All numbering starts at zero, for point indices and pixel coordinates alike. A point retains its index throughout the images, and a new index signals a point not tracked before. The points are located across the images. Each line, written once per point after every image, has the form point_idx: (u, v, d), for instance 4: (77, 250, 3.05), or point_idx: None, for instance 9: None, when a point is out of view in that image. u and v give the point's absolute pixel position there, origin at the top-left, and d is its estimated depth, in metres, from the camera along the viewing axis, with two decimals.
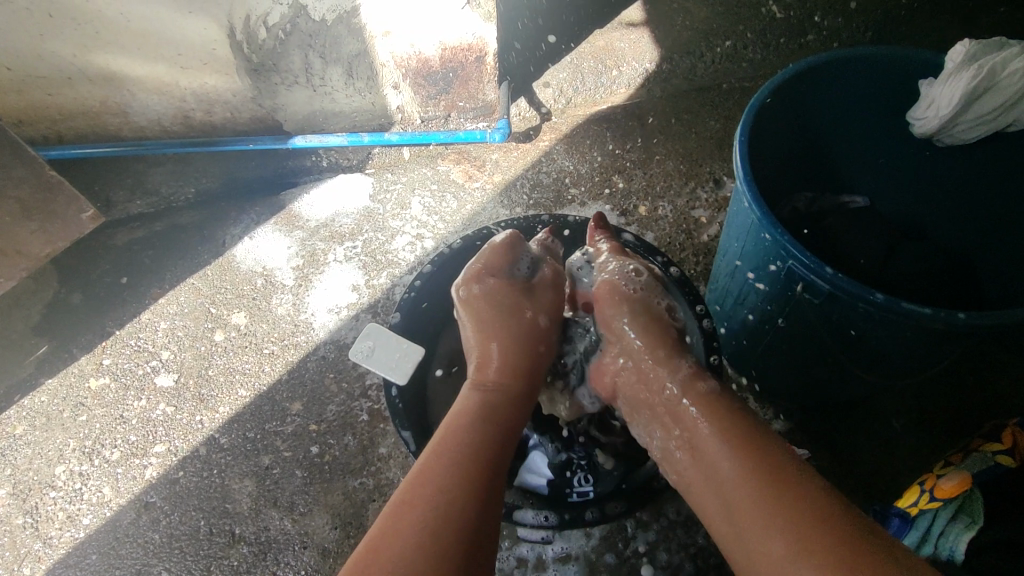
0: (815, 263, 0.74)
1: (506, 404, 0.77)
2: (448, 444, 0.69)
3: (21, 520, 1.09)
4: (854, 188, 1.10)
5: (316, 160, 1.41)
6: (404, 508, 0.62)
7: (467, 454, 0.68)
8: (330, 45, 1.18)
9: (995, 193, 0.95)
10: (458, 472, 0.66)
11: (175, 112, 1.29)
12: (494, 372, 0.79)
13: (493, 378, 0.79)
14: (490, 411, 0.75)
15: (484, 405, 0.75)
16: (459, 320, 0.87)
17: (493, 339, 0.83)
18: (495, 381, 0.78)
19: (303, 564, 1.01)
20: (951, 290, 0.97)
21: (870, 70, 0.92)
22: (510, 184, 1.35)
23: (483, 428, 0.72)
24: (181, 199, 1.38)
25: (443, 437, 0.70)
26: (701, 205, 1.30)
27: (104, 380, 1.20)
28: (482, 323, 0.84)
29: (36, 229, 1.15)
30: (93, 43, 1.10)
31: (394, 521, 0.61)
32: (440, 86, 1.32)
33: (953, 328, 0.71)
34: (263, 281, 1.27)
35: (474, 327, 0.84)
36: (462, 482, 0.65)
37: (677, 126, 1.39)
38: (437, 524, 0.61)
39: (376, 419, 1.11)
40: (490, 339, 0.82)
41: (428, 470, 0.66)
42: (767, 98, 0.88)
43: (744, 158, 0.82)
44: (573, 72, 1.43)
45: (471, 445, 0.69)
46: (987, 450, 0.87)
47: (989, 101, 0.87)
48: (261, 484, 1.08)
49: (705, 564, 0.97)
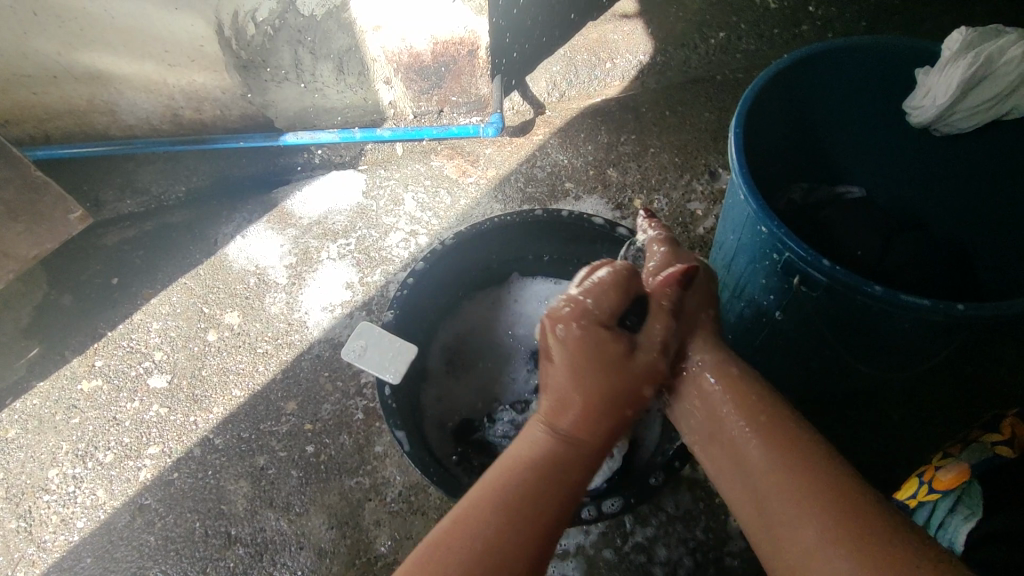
0: (812, 255, 0.74)
1: (573, 466, 0.62)
2: (525, 466, 0.60)
3: (15, 525, 1.08)
4: (851, 180, 1.09)
5: (308, 157, 1.40)
6: (459, 531, 0.55)
7: (534, 488, 0.59)
8: (321, 40, 1.16)
9: (994, 181, 0.95)
10: (525, 503, 0.57)
11: (164, 110, 1.27)
12: (568, 422, 0.65)
13: (569, 428, 0.64)
14: (560, 475, 0.61)
15: (556, 464, 0.61)
16: (545, 357, 0.70)
17: (563, 378, 0.67)
18: (572, 435, 0.64)
19: (300, 565, 1.01)
20: (948, 281, 0.96)
21: (866, 59, 0.91)
22: (505, 179, 1.34)
23: (561, 474, 0.60)
24: (171, 198, 1.37)
25: (512, 463, 0.61)
26: (697, 198, 1.29)
27: (96, 382, 1.18)
28: (580, 375, 0.66)
29: (23, 231, 1.14)
30: (78, 41, 1.08)
31: (447, 546, 0.53)
32: (432, 81, 1.30)
33: (951, 319, 0.70)
34: (256, 279, 1.26)
35: (570, 373, 0.67)
36: (513, 539, 0.54)
37: (672, 119, 1.38)
38: (497, 535, 0.54)
39: (372, 417, 1.10)
40: (573, 390, 0.66)
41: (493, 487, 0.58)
42: (761, 89, 0.87)
43: (740, 150, 0.81)
44: (567, 65, 1.41)
45: (536, 480, 0.59)
46: (985, 440, 0.86)
47: (984, 91, 0.87)
48: (257, 484, 1.07)
49: (705, 558, 0.96)
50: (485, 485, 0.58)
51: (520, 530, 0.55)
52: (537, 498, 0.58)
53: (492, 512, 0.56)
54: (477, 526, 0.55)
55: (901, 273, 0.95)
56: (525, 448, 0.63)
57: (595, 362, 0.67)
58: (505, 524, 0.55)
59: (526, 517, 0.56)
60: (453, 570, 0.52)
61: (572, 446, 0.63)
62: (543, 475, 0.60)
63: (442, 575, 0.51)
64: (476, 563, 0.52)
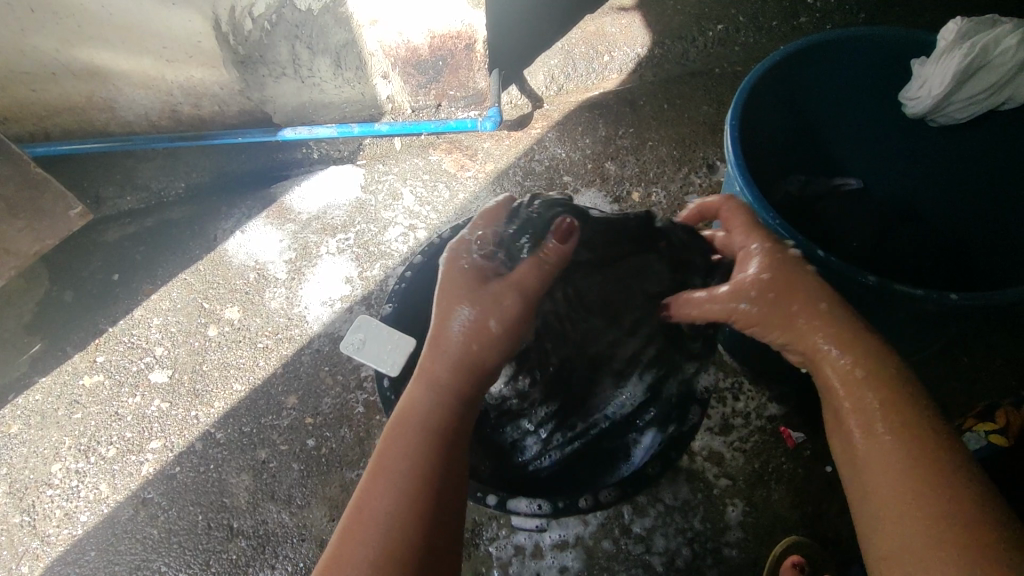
0: (807, 246, 0.74)
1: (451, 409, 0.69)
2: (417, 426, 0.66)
3: (18, 519, 1.09)
4: (847, 170, 1.09)
5: (307, 153, 1.40)
6: (368, 502, 0.61)
7: (428, 447, 0.65)
8: (318, 35, 1.16)
9: (988, 172, 0.95)
10: (422, 465, 0.63)
11: (163, 106, 1.27)
12: (444, 372, 0.70)
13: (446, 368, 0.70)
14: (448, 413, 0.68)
15: (444, 403, 0.69)
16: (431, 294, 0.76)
17: (455, 323, 0.71)
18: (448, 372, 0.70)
19: (302, 557, 1.02)
20: (946, 271, 0.97)
21: (861, 49, 0.92)
22: (503, 173, 1.34)
23: (442, 416, 0.68)
24: (171, 194, 1.37)
25: (400, 424, 0.67)
26: (695, 190, 1.29)
27: (98, 377, 1.19)
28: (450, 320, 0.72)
29: (25, 228, 1.14)
30: (75, 37, 1.08)
31: (367, 494, 0.62)
32: (429, 75, 1.30)
33: (945, 309, 0.71)
34: (256, 275, 1.27)
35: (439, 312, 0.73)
36: (420, 473, 0.63)
37: (670, 111, 1.38)
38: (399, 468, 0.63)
39: (372, 410, 1.11)
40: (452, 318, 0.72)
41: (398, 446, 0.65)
42: (759, 81, 0.87)
43: (736, 142, 0.82)
44: (565, 58, 1.41)
45: (429, 430, 0.66)
46: (979, 429, 0.86)
47: (980, 82, 0.87)
48: (258, 477, 1.08)
49: (702, 548, 0.97)
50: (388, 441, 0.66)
51: (425, 490, 0.62)
52: (433, 430, 0.67)
53: (394, 479, 0.62)
54: (389, 492, 0.61)
55: None
56: (409, 401, 0.69)
57: (466, 305, 0.72)
58: (409, 486, 0.62)
59: (421, 450, 0.65)
60: (372, 523, 0.59)
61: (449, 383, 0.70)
62: (433, 416, 0.68)
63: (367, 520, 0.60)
64: (395, 501, 0.61)
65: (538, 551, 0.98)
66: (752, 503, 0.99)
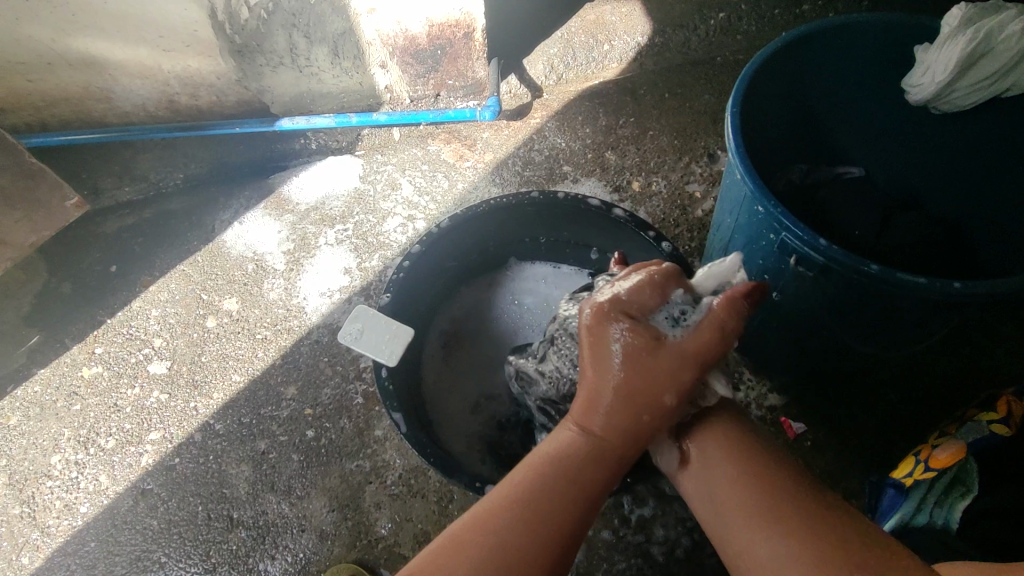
0: (808, 234, 0.73)
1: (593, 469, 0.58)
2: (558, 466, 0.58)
3: (19, 510, 1.09)
4: (850, 158, 1.08)
5: (305, 143, 1.39)
6: (470, 530, 0.54)
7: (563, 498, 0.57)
8: (315, 24, 1.15)
9: (991, 160, 0.94)
10: (548, 527, 0.55)
11: (160, 96, 1.26)
12: (600, 431, 0.59)
13: (604, 429, 0.59)
14: (596, 483, 0.58)
15: (591, 472, 0.58)
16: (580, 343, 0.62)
17: (613, 381, 0.59)
18: (605, 435, 0.59)
19: (302, 547, 1.02)
20: (948, 259, 0.96)
21: (867, 35, 0.90)
22: (502, 163, 1.33)
23: (590, 475, 0.58)
24: (169, 185, 1.37)
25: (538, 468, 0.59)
26: (696, 179, 1.28)
27: (97, 369, 1.19)
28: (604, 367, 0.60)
29: (22, 219, 1.14)
30: (71, 26, 1.07)
31: (475, 528, 0.54)
32: (428, 64, 1.29)
33: (947, 298, 0.70)
34: (254, 266, 1.26)
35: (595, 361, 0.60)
36: (539, 532, 0.54)
37: (670, 100, 1.37)
38: (528, 515, 0.55)
39: (371, 401, 1.11)
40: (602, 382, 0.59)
41: (519, 496, 0.56)
42: (761, 68, 0.86)
43: (737, 130, 0.80)
44: (564, 47, 1.40)
45: (568, 490, 0.57)
46: (982, 418, 0.85)
47: (982, 69, 0.86)
48: (258, 468, 1.08)
49: (702, 537, 0.97)
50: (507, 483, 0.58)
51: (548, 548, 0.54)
52: (575, 493, 0.57)
53: (511, 519, 0.55)
54: (507, 536, 0.54)
55: (902, 253, 0.95)
56: (556, 447, 0.59)
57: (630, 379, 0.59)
58: (523, 539, 0.54)
59: (547, 519, 0.55)
60: (467, 556, 0.52)
61: (602, 445, 0.58)
62: (574, 479, 0.57)
63: (456, 565, 0.52)
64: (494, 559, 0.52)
65: None
66: None
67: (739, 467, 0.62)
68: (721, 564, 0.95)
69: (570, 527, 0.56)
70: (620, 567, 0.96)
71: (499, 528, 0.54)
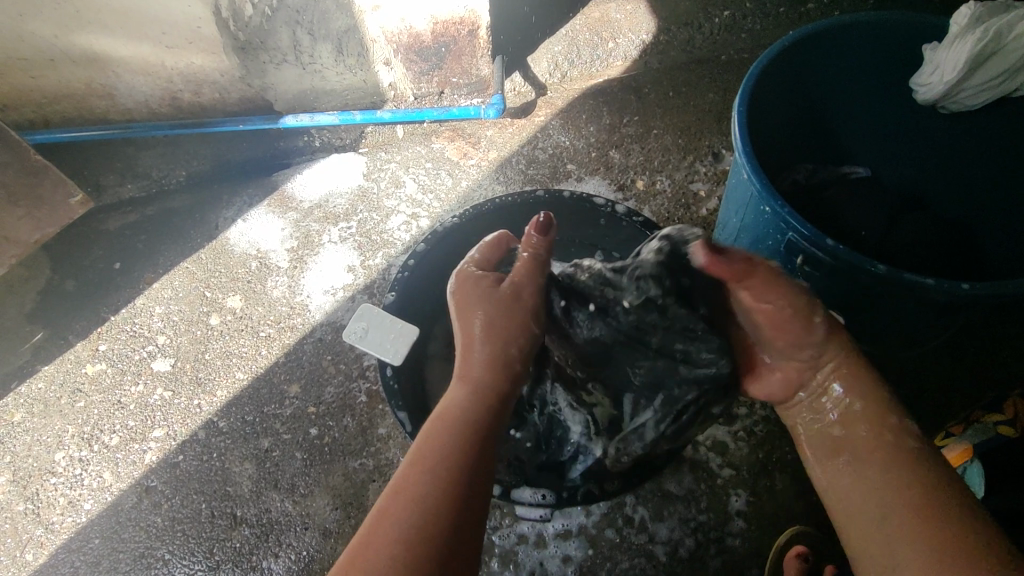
0: (815, 234, 0.73)
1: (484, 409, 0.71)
2: (455, 421, 0.68)
3: (23, 507, 1.09)
4: (856, 158, 1.08)
5: (308, 141, 1.39)
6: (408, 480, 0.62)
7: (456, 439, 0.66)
8: (318, 21, 1.15)
9: (1000, 160, 0.94)
10: (454, 460, 0.64)
11: (163, 93, 1.26)
12: (477, 371, 0.73)
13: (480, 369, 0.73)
14: (478, 412, 0.70)
15: (472, 402, 0.71)
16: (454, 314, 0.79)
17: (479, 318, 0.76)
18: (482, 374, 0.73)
19: (305, 545, 1.02)
20: (955, 259, 0.95)
21: (873, 34, 0.90)
22: (506, 161, 1.33)
23: (481, 416, 0.70)
24: (172, 181, 1.36)
25: (438, 421, 0.69)
26: (700, 178, 1.28)
27: (101, 366, 1.19)
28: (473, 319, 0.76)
29: (25, 215, 1.14)
30: (74, 23, 1.07)
31: (402, 482, 0.62)
32: (432, 62, 1.29)
33: (955, 299, 0.70)
34: (258, 263, 1.26)
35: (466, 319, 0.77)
36: (451, 478, 0.62)
37: (675, 98, 1.37)
38: (430, 458, 0.64)
39: (375, 399, 1.10)
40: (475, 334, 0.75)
41: (429, 447, 0.65)
42: (768, 66, 0.85)
43: (744, 129, 0.80)
44: (569, 45, 1.40)
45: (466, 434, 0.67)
46: (987, 420, 0.85)
47: (991, 68, 0.85)
48: (261, 466, 1.08)
49: (706, 538, 0.97)
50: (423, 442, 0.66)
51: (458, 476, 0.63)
52: (466, 442, 0.66)
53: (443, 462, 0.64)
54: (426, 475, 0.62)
55: (908, 254, 0.94)
56: (447, 402, 0.71)
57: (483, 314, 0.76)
58: (438, 476, 0.62)
59: (449, 460, 0.64)
60: (399, 514, 0.59)
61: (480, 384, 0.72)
62: (468, 420, 0.68)
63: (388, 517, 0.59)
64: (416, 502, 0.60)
65: (541, 540, 0.98)
66: (757, 493, 0.99)
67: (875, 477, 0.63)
68: (724, 564, 0.95)
69: (471, 456, 0.65)
70: (624, 566, 0.96)
71: (422, 483, 0.62)
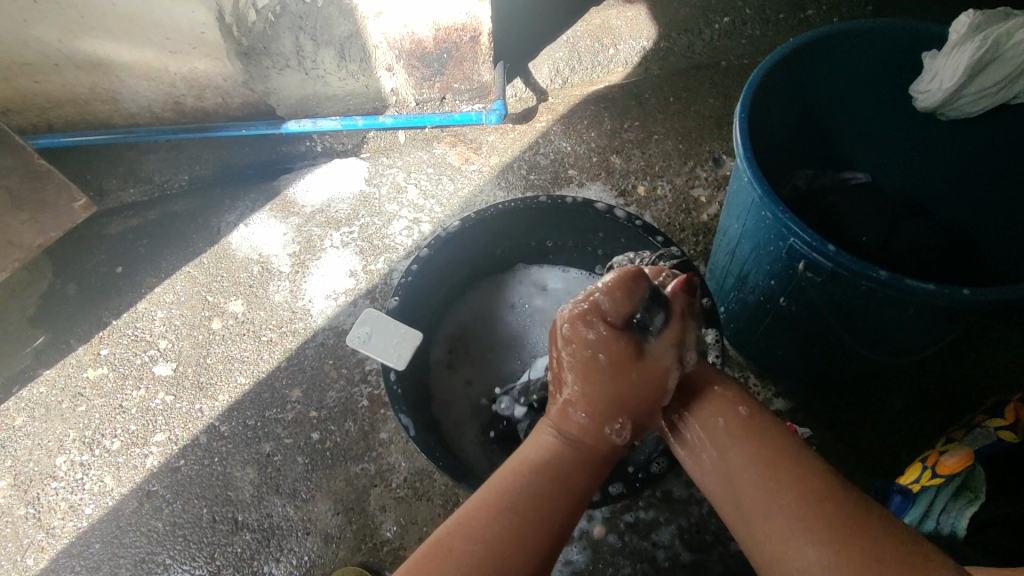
0: (817, 241, 0.73)
1: (588, 464, 0.62)
2: (547, 476, 0.59)
3: (23, 511, 1.09)
4: (854, 165, 1.08)
5: (310, 145, 1.40)
6: (456, 538, 0.54)
7: (547, 489, 0.58)
8: (322, 27, 1.15)
9: (997, 164, 0.94)
10: (536, 517, 0.56)
11: (166, 98, 1.26)
12: (576, 430, 0.63)
13: (580, 427, 0.63)
14: (571, 468, 0.61)
15: (569, 453, 0.62)
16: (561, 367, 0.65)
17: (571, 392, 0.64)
18: (584, 433, 0.63)
19: (307, 550, 1.02)
20: (954, 266, 0.96)
21: (874, 42, 0.91)
22: (507, 166, 1.34)
23: (576, 477, 0.60)
24: (174, 186, 1.37)
25: (520, 469, 0.60)
26: (701, 184, 1.28)
27: (102, 370, 1.19)
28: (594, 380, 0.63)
29: (28, 220, 1.14)
30: (78, 28, 1.08)
31: (462, 526, 0.55)
32: (434, 67, 1.29)
33: (956, 304, 0.70)
34: (259, 268, 1.26)
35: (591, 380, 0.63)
36: (530, 517, 0.56)
37: (675, 105, 1.37)
38: (519, 510, 0.56)
39: (377, 404, 1.11)
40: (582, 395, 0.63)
41: (512, 496, 0.57)
42: (768, 73, 0.86)
43: (744, 135, 0.80)
44: (570, 51, 1.41)
45: (539, 513, 0.56)
46: (990, 425, 0.84)
47: (993, 74, 0.86)
48: (263, 470, 1.08)
49: (707, 543, 0.97)
50: (495, 487, 0.58)
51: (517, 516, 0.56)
52: (553, 478, 0.60)
53: (515, 539, 0.54)
54: (485, 527, 0.55)
55: (907, 261, 0.95)
56: (537, 450, 0.62)
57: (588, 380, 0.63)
58: (520, 519, 0.56)
59: (529, 515, 0.56)
60: (462, 552, 0.53)
61: (580, 442, 0.62)
62: (558, 470, 0.60)
63: (440, 568, 0.52)
64: (491, 550, 0.53)
65: None
66: None
67: (755, 462, 0.58)
68: (726, 570, 0.95)
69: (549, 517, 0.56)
70: (625, 572, 0.96)
71: (500, 525, 0.55)
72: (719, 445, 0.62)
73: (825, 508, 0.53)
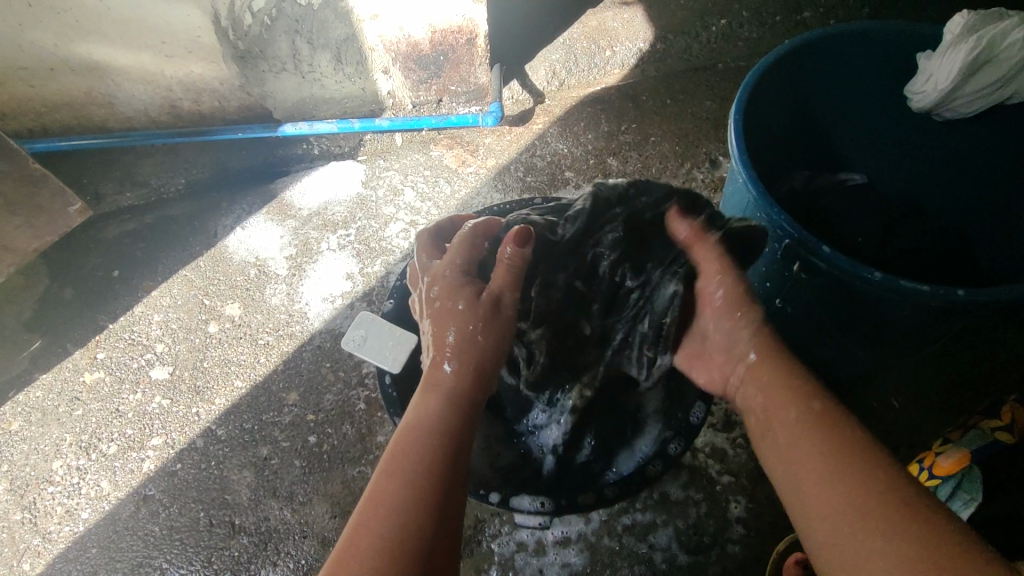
0: (812, 242, 0.73)
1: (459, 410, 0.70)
2: (428, 429, 0.67)
3: (20, 516, 1.09)
4: (851, 166, 1.08)
5: (307, 148, 1.40)
6: (371, 514, 0.59)
7: (436, 446, 0.65)
8: (318, 30, 1.15)
9: (994, 165, 0.95)
10: (427, 467, 0.63)
11: (162, 102, 1.26)
12: (449, 380, 0.72)
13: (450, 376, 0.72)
14: (452, 413, 0.69)
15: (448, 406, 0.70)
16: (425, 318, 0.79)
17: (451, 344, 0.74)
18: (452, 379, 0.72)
19: (303, 554, 1.01)
20: (951, 267, 0.96)
21: (869, 43, 0.91)
22: (504, 168, 1.34)
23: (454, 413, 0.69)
24: (171, 190, 1.37)
25: (409, 430, 0.67)
26: (697, 185, 1.28)
27: (99, 374, 1.19)
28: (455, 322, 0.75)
29: (24, 224, 1.14)
30: (74, 33, 1.08)
31: (372, 501, 0.60)
32: (431, 70, 1.29)
33: (952, 305, 0.70)
34: (256, 271, 1.26)
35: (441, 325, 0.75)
36: (422, 471, 0.63)
37: (671, 107, 1.37)
38: (404, 463, 0.63)
39: (374, 407, 1.10)
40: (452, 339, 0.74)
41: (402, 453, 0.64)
42: (763, 75, 0.86)
43: (740, 136, 0.81)
44: (567, 53, 1.40)
45: (428, 466, 0.63)
46: (986, 426, 0.84)
47: (987, 75, 0.86)
48: (260, 474, 1.07)
49: (705, 545, 0.97)
50: (391, 453, 0.65)
51: (428, 500, 0.61)
52: (439, 429, 0.67)
53: (414, 492, 0.61)
54: (392, 502, 0.60)
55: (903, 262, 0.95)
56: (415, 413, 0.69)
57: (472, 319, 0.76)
58: (415, 476, 0.62)
59: (425, 468, 0.63)
60: (375, 524, 0.58)
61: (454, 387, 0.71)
62: (437, 421, 0.68)
63: (361, 538, 0.57)
64: (395, 515, 0.59)
65: (541, 547, 0.98)
66: (755, 500, 0.99)
67: (832, 457, 0.58)
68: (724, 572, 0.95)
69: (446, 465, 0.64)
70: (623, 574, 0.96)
71: (394, 493, 0.61)
72: (794, 437, 0.62)
73: (904, 511, 0.52)
